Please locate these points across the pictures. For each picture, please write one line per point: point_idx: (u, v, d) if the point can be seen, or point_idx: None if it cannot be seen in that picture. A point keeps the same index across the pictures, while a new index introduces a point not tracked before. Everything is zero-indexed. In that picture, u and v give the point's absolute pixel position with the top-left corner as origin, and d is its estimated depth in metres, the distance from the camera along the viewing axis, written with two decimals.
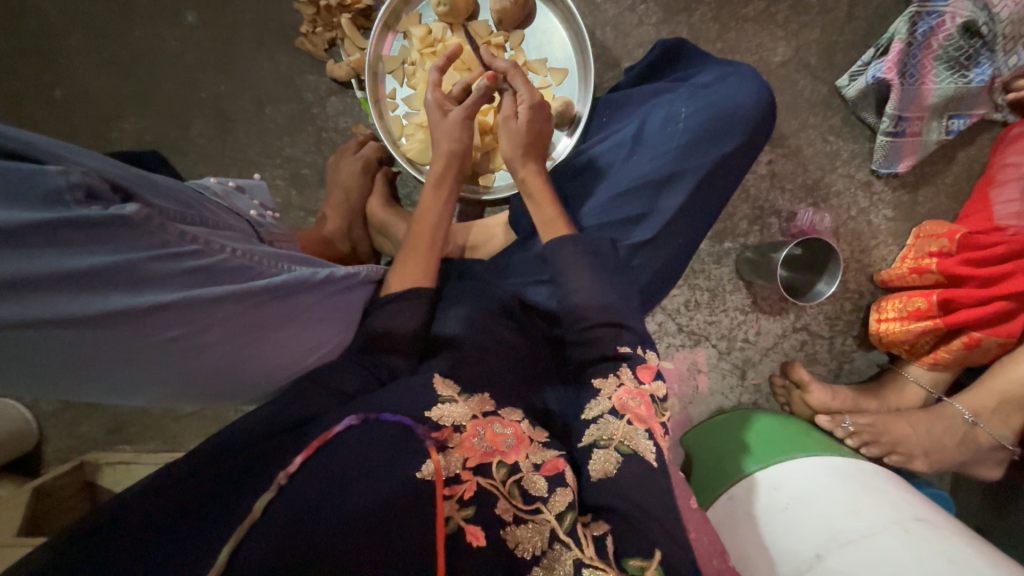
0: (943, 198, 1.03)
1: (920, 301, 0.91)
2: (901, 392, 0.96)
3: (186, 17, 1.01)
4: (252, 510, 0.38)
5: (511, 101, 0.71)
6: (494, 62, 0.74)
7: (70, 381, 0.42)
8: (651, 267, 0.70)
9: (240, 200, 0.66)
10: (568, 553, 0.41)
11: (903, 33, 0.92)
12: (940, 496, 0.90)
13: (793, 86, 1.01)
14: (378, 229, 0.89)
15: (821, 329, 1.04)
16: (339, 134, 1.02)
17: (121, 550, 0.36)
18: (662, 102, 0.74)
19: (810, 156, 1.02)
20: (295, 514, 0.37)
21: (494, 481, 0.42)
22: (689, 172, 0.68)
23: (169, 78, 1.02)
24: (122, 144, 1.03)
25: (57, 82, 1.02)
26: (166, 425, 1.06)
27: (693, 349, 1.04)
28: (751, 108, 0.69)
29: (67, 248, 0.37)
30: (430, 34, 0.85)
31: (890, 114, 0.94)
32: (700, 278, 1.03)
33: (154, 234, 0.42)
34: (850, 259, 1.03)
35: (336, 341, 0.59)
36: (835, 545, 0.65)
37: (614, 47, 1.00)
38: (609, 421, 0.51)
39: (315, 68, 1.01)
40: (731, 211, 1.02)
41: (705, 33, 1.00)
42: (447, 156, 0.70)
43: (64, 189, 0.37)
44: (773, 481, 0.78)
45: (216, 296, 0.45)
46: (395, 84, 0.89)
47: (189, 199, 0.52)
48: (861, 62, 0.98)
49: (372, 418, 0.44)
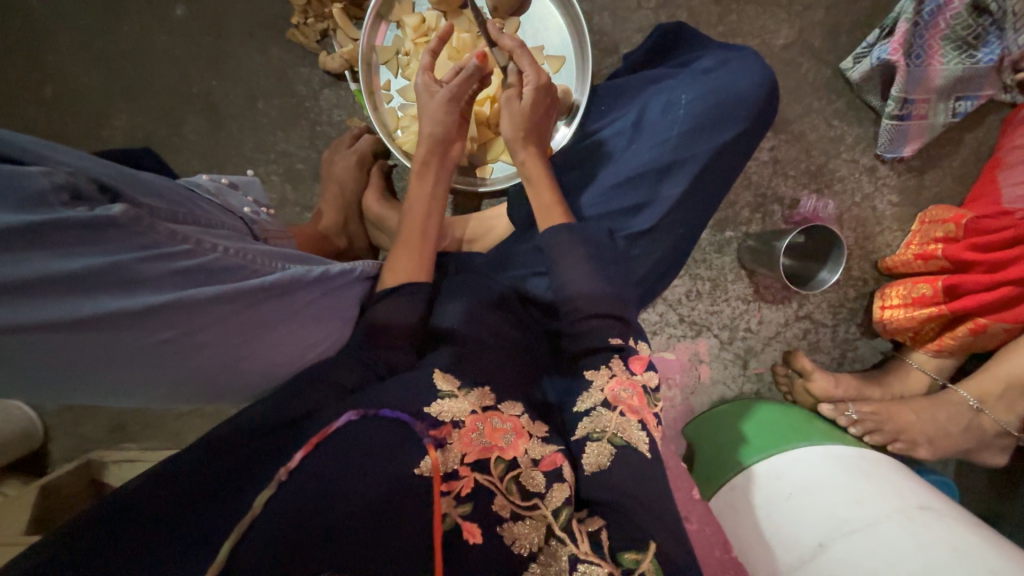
0: (949, 181, 1.01)
1: (925, 287, 0.89)
2: (905, 379, 0.96)
3: (175, 10, 0.99)
4: (252, 509, 0.37)
5: (516, 83, 0.69)
6: (500, 40, 0.71)
7: (61, 388, 0.42)
8: (653, 257, 0.69)
9: (233, 197, 0.65)
10: (564, 549, 0.40)
11: (909, 13, 0.90)
12: (945, 483, 0.90)
13: (796, 71, 0.99)
14: (374, 223, 0.88)
15: (824, 317, 1.03)
16: (334, 127, 1.00)
17: (116, 553, 0.35)
18: (663, 88, 0.72)
19: (812, 142, 1.01)
20: (296, 515, 0.36)
21: (491, 477, 0.42)
22: (689, 160, 0.67)
23: (160, 73, 1.00)
24: (114, 142, 1.01)
25: (45, 80, 1.00)
26: (168, 423, 1.06)
27: (694, 339, 1.03)
28: (753, 94, 0.67)
29: (53, 250, 0.37)
30: (423, 23, 0.84)
31: (896, 97, 0.93)
32: (702, 268, 1.02)
33: (143, 235, 0.41)
34: (854, 246, 1.02)
35: (334, 337, 0.58)
36: (838, 535, 0.64)
37: (613, 33, 0.98)
38: (601, 413, 0.50)
39: (307, 60, 0.99)
40: (733, 199, 1.01)
41: (705, 16, 0.98)
42: (429, 139, 0.69)
43: (48, 191, 0.37)
44: (774, 471, 0.77)
45: (209, 296, 0.44)
46: (389, 76, 0.87)
47: (178, 197, 0.51)
48: (866, 44, 0.95)
49: (371, 414, 0.43)
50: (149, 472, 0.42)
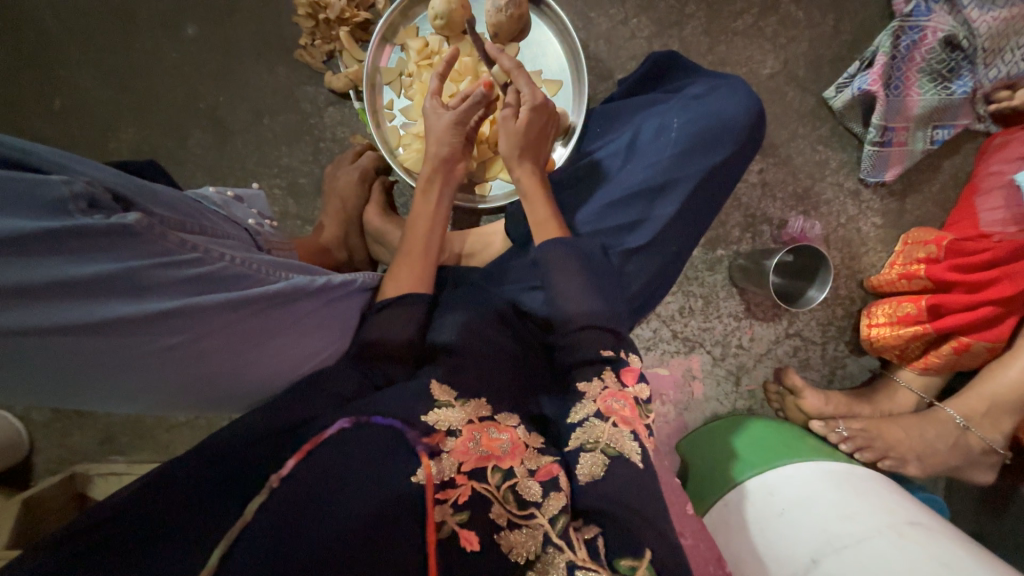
0: (930, 206, 1.04)
1: (909, 306, 0.92)
2: (891, 395, 0.98)
3: (184, 30, 1.02)
4: (241, 517, 0.38)
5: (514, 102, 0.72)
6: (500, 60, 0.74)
7: (70, 390, 0.43)
8: (645, 274, 0.71)
9: (238, 209, 0.67)
10: (561, 555, 0.42)
11: (886, 47, 0.95)
12: (935, 500, 0.91)
13: (782, 98, 1.03)
14: (374, 237, 0.90)
15: (813, 335, 1.05)
16: (336, 144, 1.02)
17: (112, 554, 0.37)
18: (655, 113, 0.75)
19: (800, 165, 1.04)
20: (278, 525, 0.36)
21: (488, 486, 0.43)
22: (679, 181, 0.69)
23: (166, 89, 1.03)
24: (120, 154, 1.03)
25: (55, 92, 1.03)
26: (158, 435, 1.06)
27: (688, 355, 1.05)
28: (742, 119, 0.70)
29: (67, 255, 0.38)
30: (427, 47, 0.87)
31: (877, 124, 0.97)
32: (694, 286, 1.04)
33: (154, 242, 0.42)
34: (841, 266, 1.05)
35: (333, 347, 0.59)
36: (831, 550, 0.65)
37: (608, 59, 1.01)
38: (594, 423, 0.52)
39: (313, 79, 1.02)
40: (724, 219, 1.04)
41: (696, 46, 1.02)
42: (435, 159, 0.72)
43: (67, 199, 0.38)
44: (766, 486, 0.79)
45: (215, 303, 0.45)
46: (393, 95, 0.90)
47: (187, 207, 0.52)
48: (847, 75, 1.00)
49: (364, 421, 0.45)
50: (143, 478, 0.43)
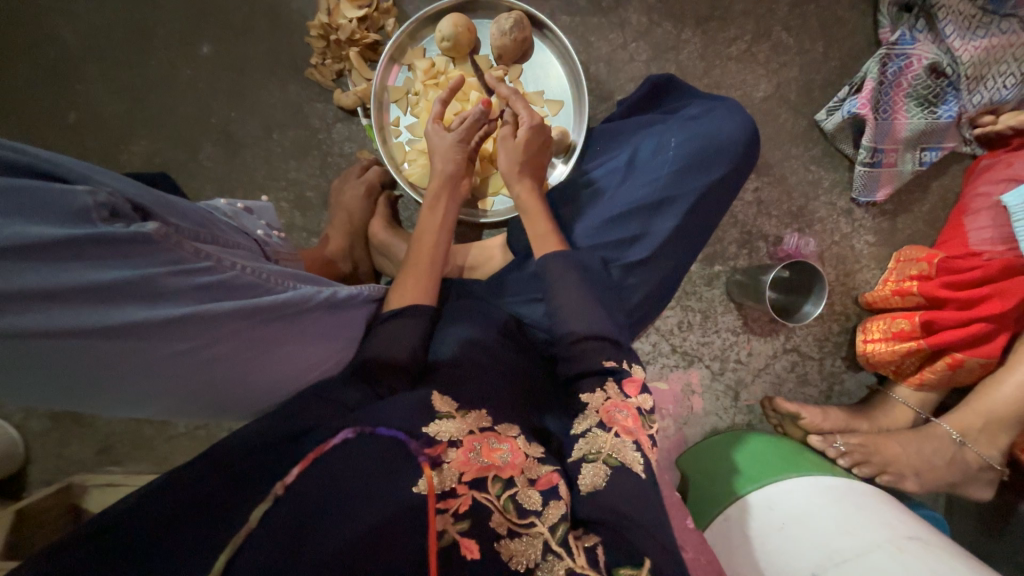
0: (922, 224, 1.06)
1: (903, 322, 0.93)
2: (890, 413, 0.99)
3: (199, 48, 1.05)
4: (246, 523, 0.39)
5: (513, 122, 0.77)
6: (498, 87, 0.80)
7: (82, 390, 0.44)
8: (645, 287, 0.72)
9: (248, 220, 0.69)
10: (560, 563, 0.43)
11: (874, 73, 0.98)
12: (933, 517, 0.91)
13: (776, 120, 1.05)
14: (379, 249, 0.92)
15: (810, 350, 1.07)
16: (343, 159, 1.05)
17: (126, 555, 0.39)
18: (653, 132, 0.77)
19: (793, 184, 1.06)
20: (288, 531, 0.38)
21: (489, 495, 0.45)
22: (677, 198, 0.72)
23: (179, 104, 1.06)
24: (132, 166, 1.06)
25: (70, 107, 1.05)
26: (157, 445, 1.07)
27: (686, 369, 1.06)
28: (737, 140, 0.73)
29: (88, 262, 0.40)
30: (433, 67, 0.90)
31: (867, 146, 0.99)
32: (692, 301, 1.06)
33: (169, 251, 0.44)
34: (836, 282, 1.07)
35: (336, 357, 0.60)
36: (832, 564, 0.66)
37: (608, 81, 1.04)
38: (597, 434, 0.53)
39: (323, 97, 1.05)
40: (720, 235, 1.05)
41: (692, 70, 1.05)
42: (442, 176, 0.75)
43: (91, 207, 0.40)
44: (766, 502, 0.79)
45: (227, 310, 0.47)
46: (399, 113, 0.93)
47: (201, 218, 0.54)
48: (837, 98, 1.02)
49: (367, 431, 0.46)
50: (145, 488, 0.44)
